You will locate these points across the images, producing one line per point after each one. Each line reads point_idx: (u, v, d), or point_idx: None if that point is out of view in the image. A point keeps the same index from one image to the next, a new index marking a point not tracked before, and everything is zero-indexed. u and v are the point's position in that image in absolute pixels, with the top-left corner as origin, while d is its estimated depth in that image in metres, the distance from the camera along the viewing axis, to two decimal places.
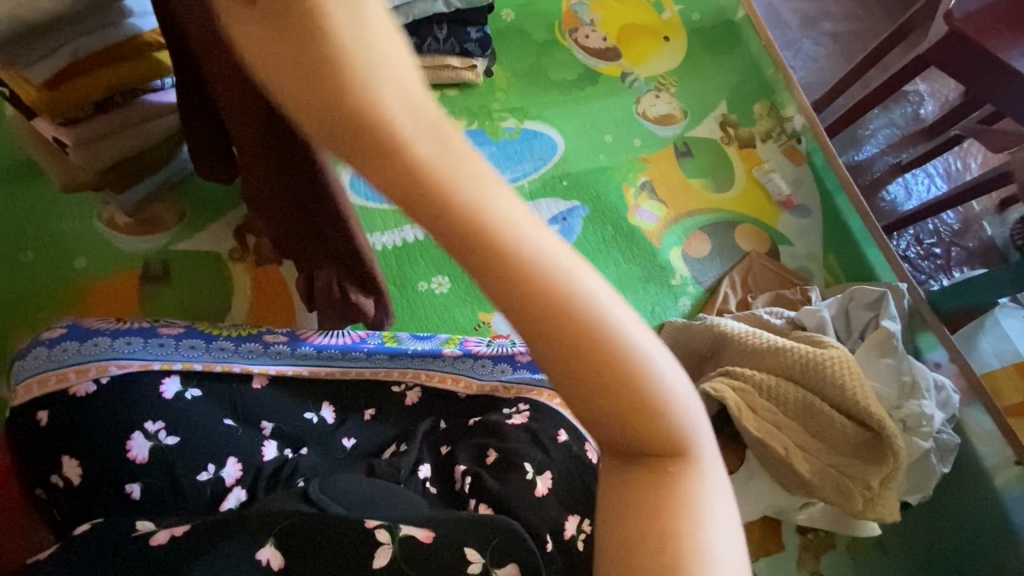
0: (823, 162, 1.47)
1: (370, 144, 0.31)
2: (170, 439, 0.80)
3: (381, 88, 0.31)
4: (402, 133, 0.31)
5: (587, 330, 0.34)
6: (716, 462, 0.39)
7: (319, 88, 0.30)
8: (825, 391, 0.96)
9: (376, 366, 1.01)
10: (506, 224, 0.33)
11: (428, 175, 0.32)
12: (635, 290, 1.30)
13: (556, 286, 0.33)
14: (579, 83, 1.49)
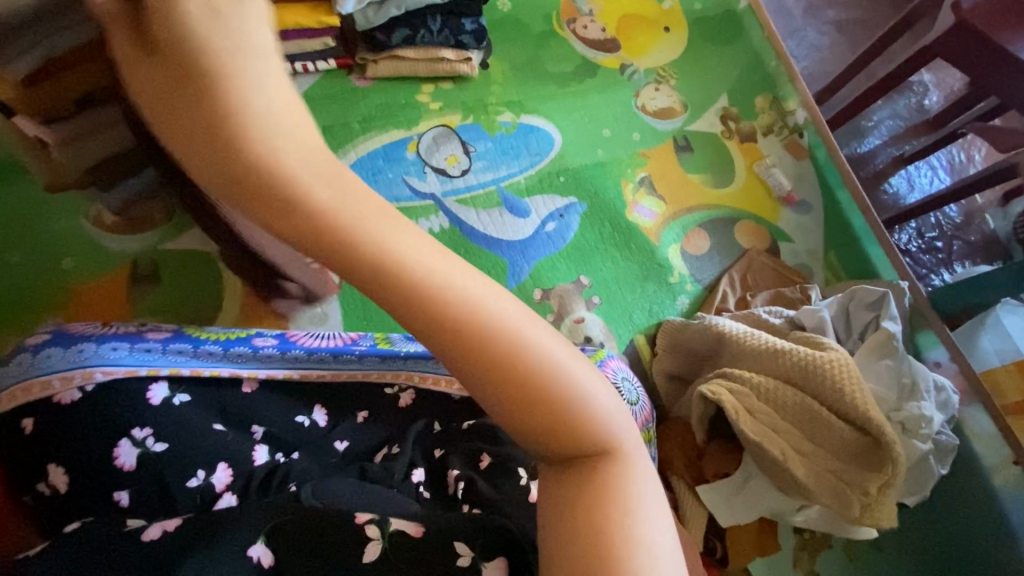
0: (825, 157, 1.45)
1: (271, 195, 0.35)
2: (158, 446, 0.79)
3: (272, 142, 0.36)
4: (297, 179, 0.35)
5: (498, 346, 0.38)
6: (643, 453, 0.44)
7: (217, 148, 0.36)
8: (825, 394, 0.94)
9: (368, 370, 0.99)
10: (412, 256, 0.37)
11: (330, 218, 0.36)
12: (633, 289, 1.29)
13: (463, 310, 0.37)
14: (577, 75, 1.46)
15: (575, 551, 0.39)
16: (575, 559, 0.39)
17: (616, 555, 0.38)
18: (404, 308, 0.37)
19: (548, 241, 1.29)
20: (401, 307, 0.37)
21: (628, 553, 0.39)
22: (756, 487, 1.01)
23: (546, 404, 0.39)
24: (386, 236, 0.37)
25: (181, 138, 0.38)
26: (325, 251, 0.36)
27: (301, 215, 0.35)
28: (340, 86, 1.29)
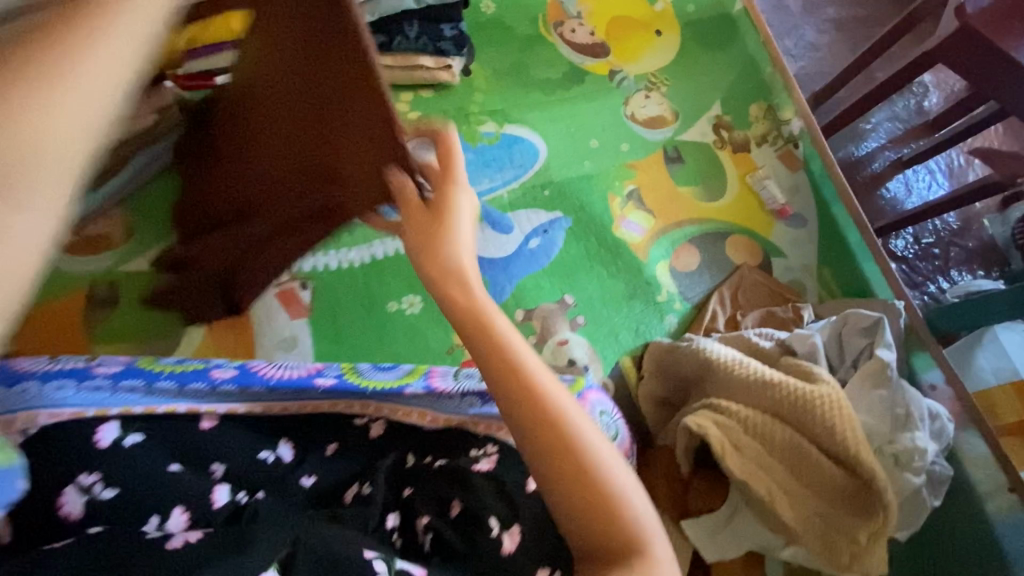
0: (821, 169, 1.40)
1: (474, 325, 0.65)
2: (106, 492, 0.75)
3: (486, 305, 0.66)
4: (489, 323, 0.65)
5: (557, 427, 0.60)
6: (669, 566, 0.59)
7: (445, 293, 0.68)
8: (816, 433, 0.90)
9: (337, 401, 0.98)
10: (543, 384, 0.62)
11: (500, 346, 0.64)
12: (619, 308, 1.24)
13: (564, 421, 0.61)
14: (565, 82, 1.40)
15: None
16: None
17: None
18: (529, 415, 0.61)
19: (531, 258, 1.24)
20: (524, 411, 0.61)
21: None
22: (741, 523, 0.96)
23: (599, 498, 0.59)
24: (534, 367, 0.63)
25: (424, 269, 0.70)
26: (493, 366, 0.63)
27: (489, 337, 0.64)
28: None
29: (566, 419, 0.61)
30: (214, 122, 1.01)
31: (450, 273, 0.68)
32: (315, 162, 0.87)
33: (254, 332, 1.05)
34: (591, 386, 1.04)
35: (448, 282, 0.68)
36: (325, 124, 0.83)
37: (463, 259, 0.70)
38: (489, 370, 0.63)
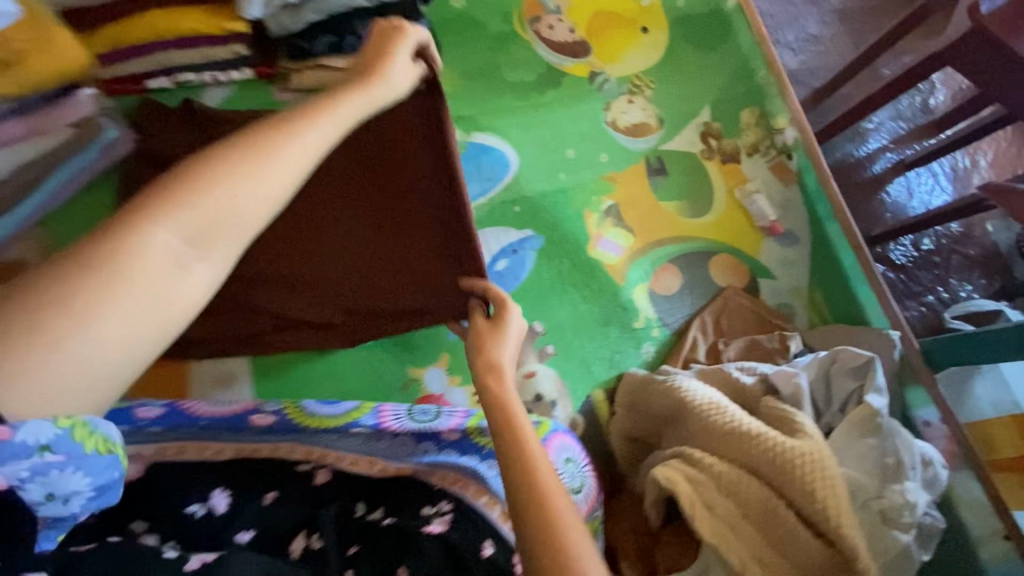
0: (815, 183, 1.30)
1: (499, 414, 0.69)
2: None
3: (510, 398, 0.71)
4: (513, 415, 0.69)
5: (554, 520, 0.60)
6: None
7: (482, 379, 0.74)
8: (795, 496, 0.81)
9: (273, 444, 0.90)
10: (546, 474, 0.63)
11: (517, 434, 0.66)
12: (592, 336, 1.15)
13: (559, 514, 0.60)
14: (540, 85, 1.29)
15: None
16: None
17: None
18: (530, 503, 0.61)
19: (497, 281, 1.14)
20: (528, 502, 0.61)
21: None
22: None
23: None
24: (543, 459, 0.65)
25: (484, 361, 0.75)
26: (507, 452, 0.65)
27: (509, 423, 0.67)
28: (261, 98, 1.13)
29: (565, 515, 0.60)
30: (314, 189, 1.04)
31: (492, 364, 0.75)
32: (406, 270, 1.00)
33: (186, 372, 0.98)
34: (558, 431, 0.96)
35: (489, 368, 0.74)
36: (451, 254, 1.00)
37: (507, 357, 0.76)
38: (504, 454, 0.65)
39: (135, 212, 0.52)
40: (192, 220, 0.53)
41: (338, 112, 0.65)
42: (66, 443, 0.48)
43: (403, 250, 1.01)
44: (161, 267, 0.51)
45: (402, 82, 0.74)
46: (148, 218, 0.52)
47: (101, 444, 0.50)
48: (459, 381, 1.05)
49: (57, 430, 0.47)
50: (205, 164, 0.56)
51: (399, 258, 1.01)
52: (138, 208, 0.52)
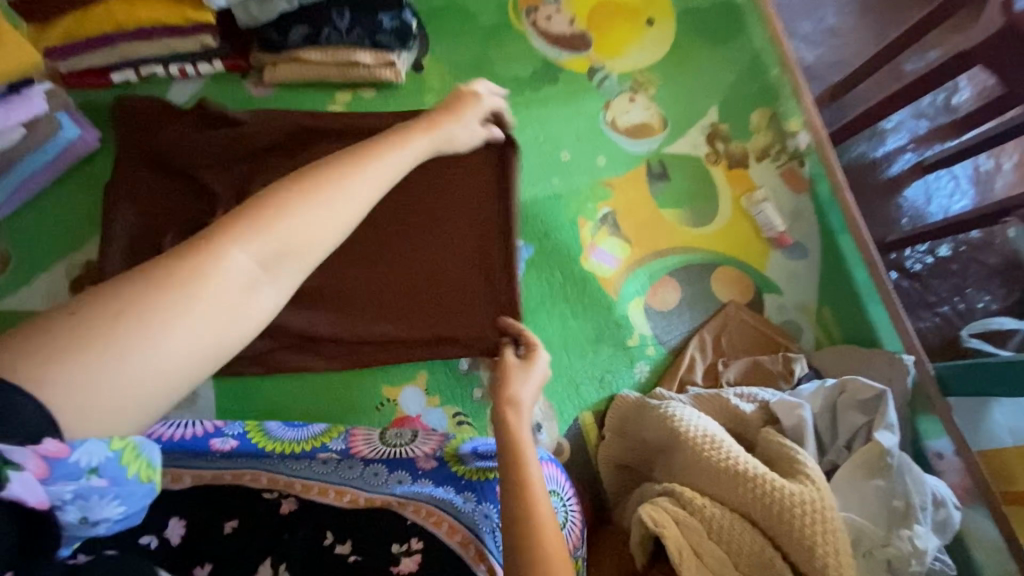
0: (828, 193, 1.21)
1: (509, 446, 0.78)
2: None
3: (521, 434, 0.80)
4: (522, 449, 0.77)
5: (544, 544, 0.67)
6: None
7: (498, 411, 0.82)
8: (790, 547, 0.74)
9: (236, 469, 0.88)
10: (540, 506, 0.71)
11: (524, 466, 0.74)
12: (582, 354, 1.08)
13: (549, 541, 0.68)
14: (535, 81, 1.21)
15: None
16: None
17: None
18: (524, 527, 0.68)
19: None
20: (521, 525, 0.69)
21: None
22: None
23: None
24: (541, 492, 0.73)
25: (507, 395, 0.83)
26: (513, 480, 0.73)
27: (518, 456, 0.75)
28: (232, 94, 1.06)
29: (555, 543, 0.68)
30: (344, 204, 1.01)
31: (512, 398, 0.83)
32: (437, 298, 0.99)
33: None
34: (545, 460, 0.90)
35: (508, 402, 0.82)
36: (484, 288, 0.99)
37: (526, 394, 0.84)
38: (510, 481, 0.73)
39: (214, 236, 0.49)
40: (269, 244, 0.50)
41: (410, 144, 0.62)
42: (114, 466, 0.42)
43: (436, 280, 1.00)
44: (232, 291, 0.48)
45: (470, 136, 0.73)
46: (230, 239, 0.49)
47: (144, 468, 0.44)
48: (436, 402, 1.00)
49: (109, 451, 0.42)
50: (279, 190, 0.52)
51: (430, 288, 0.99)
52: (216, 233, 0.49)
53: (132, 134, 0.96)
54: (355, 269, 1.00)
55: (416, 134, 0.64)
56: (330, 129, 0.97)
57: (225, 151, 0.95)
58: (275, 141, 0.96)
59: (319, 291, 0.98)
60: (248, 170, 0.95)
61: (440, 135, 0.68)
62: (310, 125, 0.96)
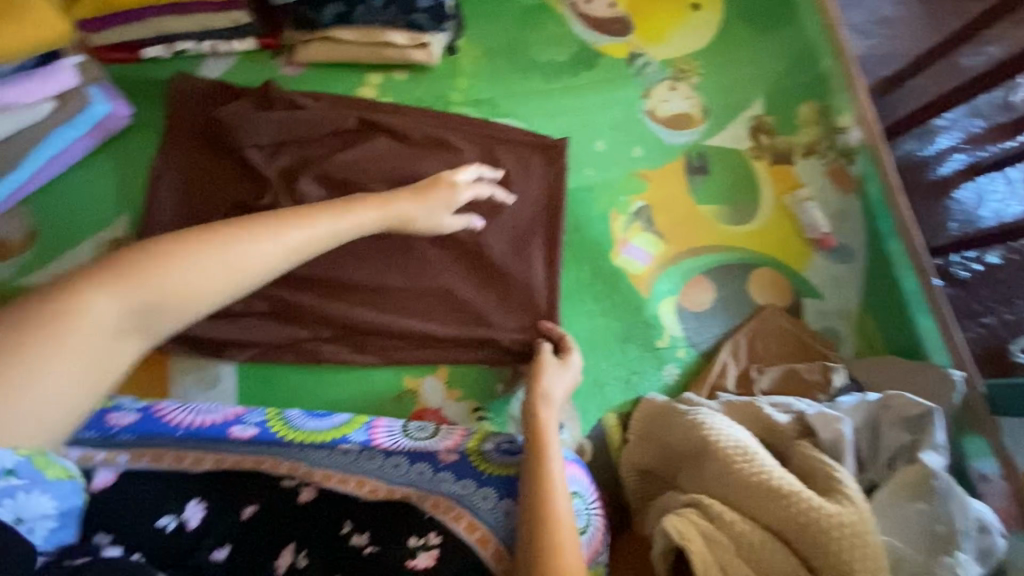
0: (879, 193, 1.14)
1: (533, 438, 0.84)
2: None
3: (548, 427, 0.85)
4: (546, 441, 0.84)
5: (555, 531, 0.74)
6: None
7: (529, 403, 0.88)
8: (824, 569, 0.70)
9: (257, 456, 0.87)
10: (555, 498, 0.78)
11: (543, 458, 0.81)
12: (609, 354, 1.04)
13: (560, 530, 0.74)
14: (572, 66, 1.16)
15: None
16: None
17: None
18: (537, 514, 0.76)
19: None
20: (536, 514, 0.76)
21: None
22: None
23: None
24: (558, 484, 0.79)
25: (534, 390, 0.90)
26: (531, 472, 0.80)
27: (540, 450, 0.82)
28: (262, 72, 1.03)
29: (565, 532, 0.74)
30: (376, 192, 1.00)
31: (546, 392, 0.89)
32: (463, 296, 1.00)
33: (171, 380, 0.92)
34: (569, 460, 0.89)
35: (535, 396, 0.89)
36: (513, 290, 1.01)
37: (555, 388, 0.90)
38: (530, 473, 0.81)
39: (82, 283, 0.68)
40: (134, 298, 0.69)
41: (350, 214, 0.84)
42: (28, 469, 0.65)
43: (465, 278, 1.01)
44: (99, 334, 0.68)
45: (438, 215, 0.93)
46: (93, 289, 0.67)
47: (59, 472, 0.69)
48: (458, 396, 0.98)
49: (19, 457, 0.64)
50: (155, 250, 0.72)
51: (458, 286, 1.00)
52: (89, 278, 0.68)
53: (185, 112, 0.96)
54: (387, 260, 0.99)
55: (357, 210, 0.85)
56: (385, 126, 1.02)
57: (270, 130, 0.96)
58: (333, 129, 0.99)
59: (363, 282, 0.97)
60: (302, 156, 0.98)
61: (402, 210, 0.90)
62: (369, 119, 1.01)
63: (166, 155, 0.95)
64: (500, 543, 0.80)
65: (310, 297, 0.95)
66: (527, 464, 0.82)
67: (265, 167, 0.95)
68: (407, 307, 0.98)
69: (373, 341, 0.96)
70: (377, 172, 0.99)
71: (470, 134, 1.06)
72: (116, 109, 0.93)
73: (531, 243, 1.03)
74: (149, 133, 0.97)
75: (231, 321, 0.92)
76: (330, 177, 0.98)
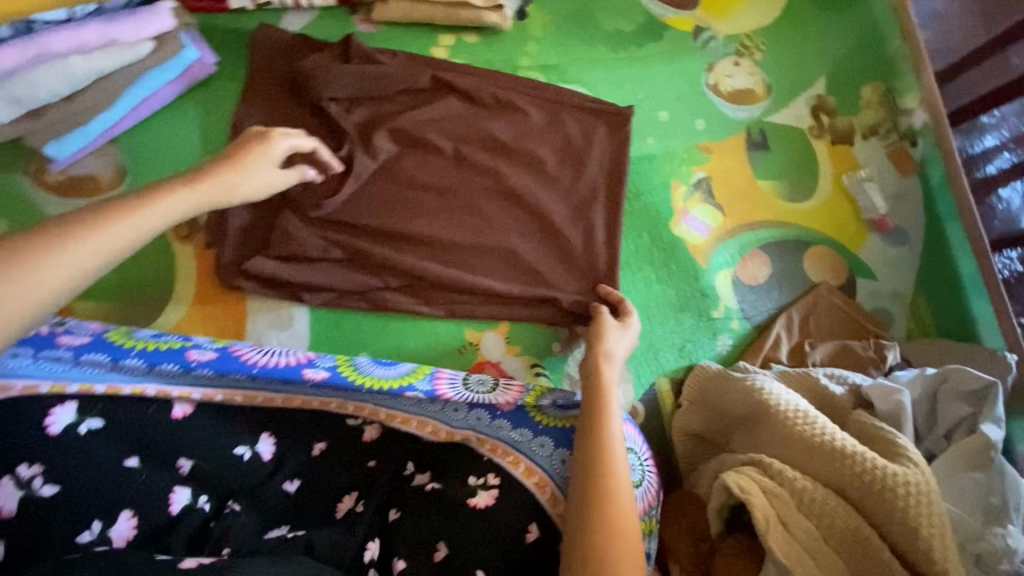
0: (940, 176, 1.13)
1: (591, 390, 0.83)
2: (47, 488, 0.72)
3: (608, 381, 0.84)
4: (607, 394, 0.82)
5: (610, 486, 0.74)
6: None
7: (590, 356, 0.87)
8: (888, 524, 0.72)
9: (324, 398, 0.87)
10: (612, 451, 0.77)
11: (601, 412, 0.80)
12: (664, 320, 1.06)
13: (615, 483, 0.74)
14: (638, 36, 1.17)
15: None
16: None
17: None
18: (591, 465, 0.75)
19: None
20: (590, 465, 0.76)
21: None
22: None
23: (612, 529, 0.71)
24: (614, 438, 0.78)
25: (594, 345, 0.89)
26: (588, 425, 0.80)
27: (597, 403, 0.81)
28: (341, 29, 1.06)
29: (618, 486, 0.74)
30: (446, 150, 1.03)
31: (610, 348, 0.88)
32: (523, 255, 1.01)
33: (246, 319, 0.95)
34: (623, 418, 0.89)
35: (594, 350, 0.88)
36: (574, 251, 1.02)
37: (616, 344, 0.89)
38: (586, 426, 0.80)
39: None
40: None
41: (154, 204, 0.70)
42: None
43: (527, 236, 1.02)
44: None
45: (262, 178, 0.84)
46: None
47: None
48: (517, 351, 1.00)
49: None
50: None
51: (520, 244, 1.01)
52: None
53: (270, 64, 1.00)
54: (453, 215, 1.01)
55: (170, 196, 0.72)
56: (456, 85, 1.05)
57: (349, 83, 1.00)
58: (408, 86, 1.03)
59: (431, 236, 0.99)
60: (377, 113, 1.02)
61: (221, 187, 0.79)
62: (442, 78, 1.04)
63: (249, 107, 0.99)
64: (557, 490, 0.80)
65: (380, 248, 0.97)
66: (584, 417, 0.81)
67: (343, 121, 0.99)
68: (471, 264, 1.00)
69: (437, 292, 0.99)
70: (449, 130, 1.04)
71: (538, 98, 1.08)
72: (204, 57, 0.97)
73: (593, 206, 1.04)
74: (231, 80, 1.00)
75: (307, 267, 0.95)
76: (402, 133, 1.02)
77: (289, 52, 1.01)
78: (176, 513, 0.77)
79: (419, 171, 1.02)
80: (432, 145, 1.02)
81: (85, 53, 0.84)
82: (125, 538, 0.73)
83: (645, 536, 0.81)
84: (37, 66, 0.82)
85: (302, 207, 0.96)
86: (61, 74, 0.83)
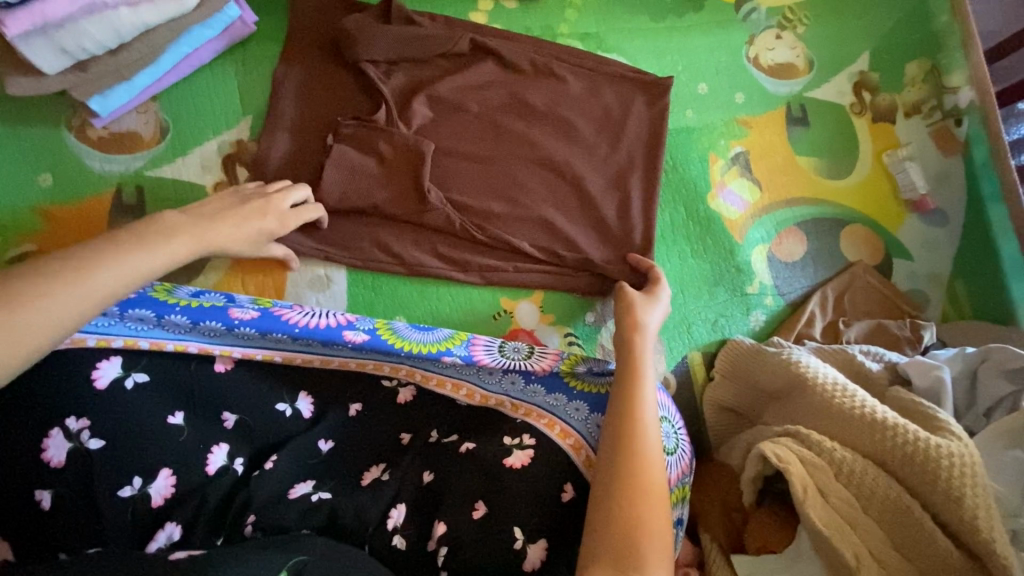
0: (985, 157, 1.11)
1: (625, 349, 0.79)
2: (93, 442, 0.68)
3: (640, 340, 0.81)
4: (639, 352, 0.78)
5: (641, 437, 0.68)
6: (667, 545, 0.61)
7: (625, 316, 0.84)
8: (930, 495, 0.72)
9: (361, 361, 0.85)
10: (646, 406, 0.71)
11: (634, 367, 0.76)
12: (698, 295, 1.06)
13: (648, 435, 0.69)
14: (678, 6, 1.15)
15: (593, 529, 0.62)
16: (592, 525, 0.62)
17: (603, 536, 0.60)
18: (623, 416, 0.70)
19: None
20: (621, 417, 0.70)
21: (617, 538, 0.60)
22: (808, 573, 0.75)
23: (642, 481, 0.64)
24: (648, 394, 0.73)
25: (628, 307, 0.85)
26: (622, 379, 0.75)
27: (626, 360, 0.78)
28: None
29: (649, 440, 0.68)
30: (484, 118, 1.02)
31: (642, 312, 0.85)
32: (559, 223, 1.00)
33: (284, 280, 0.96)
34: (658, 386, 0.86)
35: (628, 310, 0.84)
36: (608, 219, 1.01)
37: (648, 311, 0.85)
38: (619, 379, 0.75)
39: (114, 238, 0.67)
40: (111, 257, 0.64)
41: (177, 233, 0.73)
42: None
43: (562, 203, 1.01)
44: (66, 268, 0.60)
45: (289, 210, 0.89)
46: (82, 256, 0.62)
47: None
48: (550, 320, 1.00)
49: None
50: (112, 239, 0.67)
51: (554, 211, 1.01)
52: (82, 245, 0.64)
53: (309, 26, 1.01)
54: (488, 181, 1.01)
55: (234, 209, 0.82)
56: (495, 50, 1.04)
57: (388, 47, 0.99)
58: (446, 49, 1.02)
59: (466, 204, 0.99)
60: (415, 77, 1.02)
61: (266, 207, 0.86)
62: (481, 42, 1.03)
63: (288, 70, 1.00)
64: (592, 451, 0.76)
65: (416, 213, 0.97)
66: (619, 373, 0.76)
67: (381, 84, 1.00)
68: (508, 232, 0.99)
69: (472, 259, 0.98)
70: (486, 97, 1.03)
71: (575, 65, 1.06)
72: (247, 21, 0.99)
73: (629, 175, 1.03)
74: (271, 44, 1.02)
75: (347, 229, 0.97)
76: (440, 98, 1.02)
77: (331, 16, 1.02)
78: (213, 473, 0.73)
79: (455, 137, 1.01)
80: (469, 111, 1.02)
81: (132, 3, 0.83)
82: (163, 497, 0.70)
83: (676, 502, 0.80)
84: (89, 15, 0.81)
85: (337, 175, 0.95)
86: (109, 27, 0.83)
